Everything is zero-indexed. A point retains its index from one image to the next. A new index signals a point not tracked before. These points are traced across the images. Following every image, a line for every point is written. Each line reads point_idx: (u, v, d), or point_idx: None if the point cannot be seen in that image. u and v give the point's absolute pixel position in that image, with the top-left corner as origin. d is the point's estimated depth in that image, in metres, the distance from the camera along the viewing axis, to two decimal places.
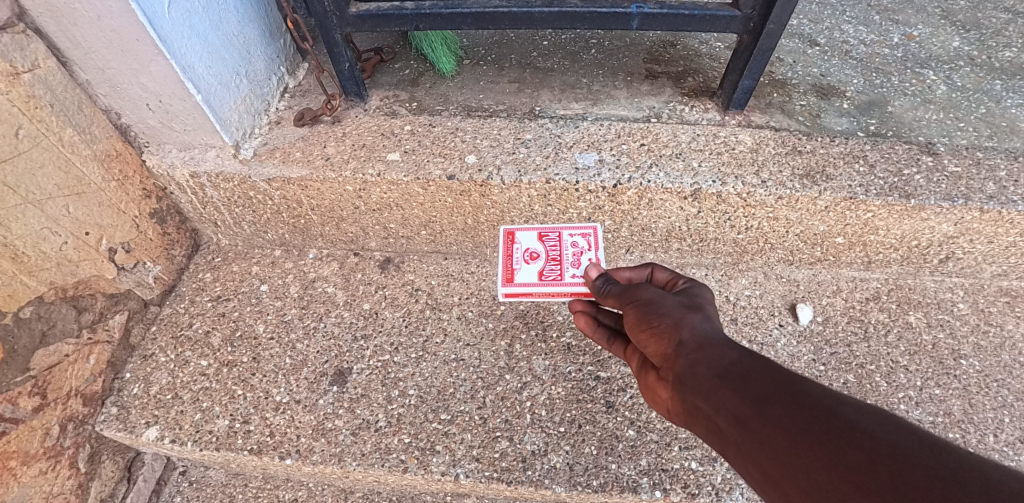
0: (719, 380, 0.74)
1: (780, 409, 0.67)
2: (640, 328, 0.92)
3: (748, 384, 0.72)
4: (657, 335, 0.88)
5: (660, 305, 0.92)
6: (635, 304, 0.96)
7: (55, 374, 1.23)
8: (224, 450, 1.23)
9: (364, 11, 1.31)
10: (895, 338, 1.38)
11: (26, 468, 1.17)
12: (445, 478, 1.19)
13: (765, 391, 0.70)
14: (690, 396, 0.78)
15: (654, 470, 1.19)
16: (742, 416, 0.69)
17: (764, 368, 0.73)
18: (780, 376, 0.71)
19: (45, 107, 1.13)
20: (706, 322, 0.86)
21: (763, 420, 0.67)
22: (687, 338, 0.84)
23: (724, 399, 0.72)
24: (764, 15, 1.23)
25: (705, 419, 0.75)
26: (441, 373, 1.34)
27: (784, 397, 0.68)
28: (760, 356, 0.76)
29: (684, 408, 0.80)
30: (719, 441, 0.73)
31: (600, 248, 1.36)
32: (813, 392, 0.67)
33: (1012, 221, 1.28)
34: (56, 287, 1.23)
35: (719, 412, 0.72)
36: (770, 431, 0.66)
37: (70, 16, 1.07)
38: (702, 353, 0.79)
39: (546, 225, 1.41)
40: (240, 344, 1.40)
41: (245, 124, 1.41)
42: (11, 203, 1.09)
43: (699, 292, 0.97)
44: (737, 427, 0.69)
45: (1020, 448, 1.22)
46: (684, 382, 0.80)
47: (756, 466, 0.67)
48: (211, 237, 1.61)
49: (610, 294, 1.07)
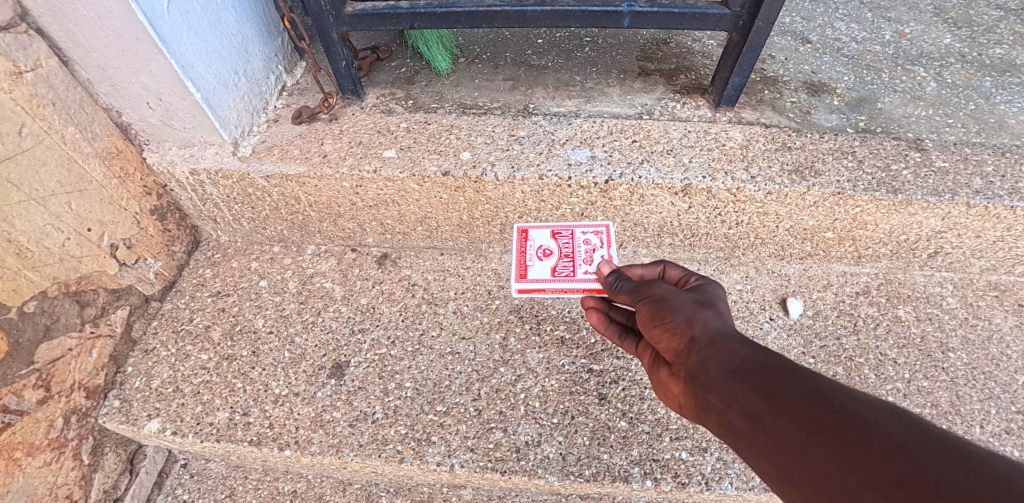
0: (732, 376, 0.77)
1: (792, 405, 0.69)
2: (652, 324, 0.95)
3: (760, 380, 0.74)
4: (669, 331, 0.91)
5: (672, 302, 0.94)
6: (648, 300, 0.99)
7: (58, 367, 1.25)
8: (224, 441, 1.26)
9: (360, 10, 1.34)
10: (883, 331, 1.40)
11: (31, 459, 1.20)
12: (440, 469, 1.21)
13: (777, 387, 0.72)
14: (702, 391, 0.80)
15: (645, 460, 1.21)
16: (754, 411, 0.72)
17: (776, 364, 0.75)
18: (792, 373, 0.73)
19: (47, 106, 1.15)
20: (718, 319, 0.88)
21: (774, 415, 0.69)
22: (698, 334, 0.86)
23: (736, 394, 0.74)
24: (752, 13, 1.26)
25: (717, 414, 0.78)
26: (437, 366, 1.36)
27: (795, 393, 0.70)
28: (772, 352, 0.78)
29: (696, 404, 0.83)
30: (731, 435, 0.76)
31: (611, 246, 1.43)
32: (824, 388, 0.69)
33: (999, 216, 1.30)
34: (59, 282, 1.26)
35: (731, 407, 0.75)
36: (781, 427, 0.68)
37: (71, 16, 1.09)
38: (715, 350, 0.82)
39: (560, 223, 1.47)
40: (240, 338, 1.42)
41: (243, 122, 1.44)
42: (14, 200, 1.12)
43: (712, 289, 0.98)
44: (749, 422, 0.72)
45: (1006, 439, 1.24)
46: (697, 378, 0.82)
47: (767, 459, 0.69)
48: (211, 234, 1.64)
49: (622, 290, 1.10)
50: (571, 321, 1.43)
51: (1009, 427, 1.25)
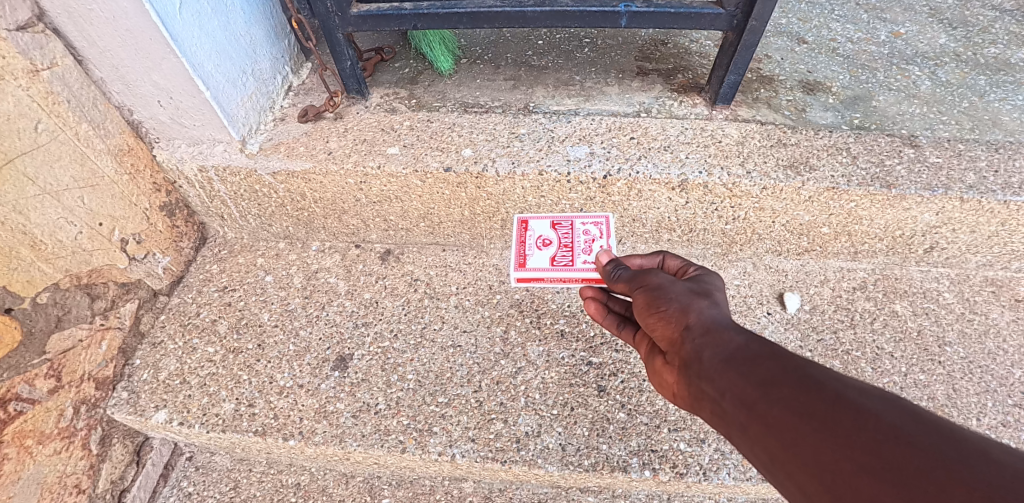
0: (726, 364, 0.75)
1: (786, 392, 0.67)
2: (648, 313, 0.94)
3: (754, 368, 0.72)
4: (665, 320, 0.90)
5: (668, 291, 0.94)
6: (646, 289, 0.98)
7: (69, 358, 1.29)
8: (230, 431, 1.29)
9: (365, 11, 1.37)
10: (880, 325, 1.42)
11: (41, 447, 1.23)
12: (442, 458, 1.23)
13: (770, 374, 0.70)
14: (696, 380, 0.79)
15: (643, 451, 1.23)
16: (748, 399, 0.70)
17: (770, 352, 0.74)
18: (786, 360, 0.72)
19: (62, 103, 1.19)
20: (714, 309, 0.87)
21: (768, 402, 0.67)
22: (694, 323, 0.85)
23: (730, 382, 0.73)
24: (747, 13, 1.29)
25: (710, 402, 0.76)
26: (439, 358, 1.39)
27: (789, 380, 0.68)
28: (767, 341, 0.77)
29: (689, 392, 0.81)
30: (723, 424, 0.73)
31: (612, 236, 1.37)
32: (818, 375, 0.68)
33: (993, 211, 1.32)
34: (71, 274, 1.30)
35: (724, 395, 0.73)
36: (776, 414, 0.66)
37: (87, 17, 1.14)
38: (710, 338, 0.80)
39: (559, 215, 1.44)
40: (246, 332, 1.45)
41: (251, 120, 1.47)
42: (29, 193, 1.16)
43: (710, 279, 0.98)
44: (743, 410, 0.70)
45: (1003, 431, 1.25)
46: (691, 367, 0.80)
47: (761, 448, 0.67)
48: (218, 230, 1.68)
49: (620, 279, 1.09)
50: (571, 315, 1.46)
51: (1005, 420, 1.26)
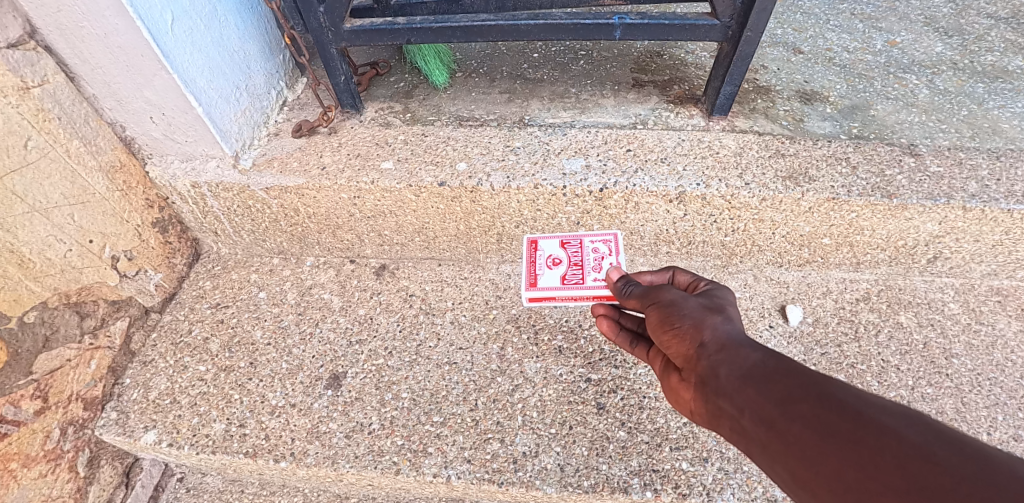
0: (744, 381, 0.72)
1: (806, 409, 0.63)
2: (661, 330, 0.89)
3: (772, 384, 0.69)
4: (678, 337, 0.86)
5: (681, 307, 0.89)
6: (656, 305, 0.93)
7: (57, 378, 1.26)
8: (220, 453, 1.25)
9: (358, 26, 1.37)
10: (885, 338, 1.38)
11: (26, 470, 1.19)
12: (436, 480, 1.20)
13: (790, 391, 0.66)
14: (713, 397, 0.75)
15: (644, 470, 1.19)
16: (769, 417, 0.66)
17: (789, 368, 0.70)
18: (804, 376, 0.68)
19: (53, 120, 1.19)
20: (728, 324, 0.83)
21: (788, 420, 0.64)
22: (708, 339, 0.81)
23: (750, 400, 0.69)
24: (741, 23, 1.28)
25: (729, 420, 0.73)
26: (433, 376, 1.36)
27: (808, 396, 0.64)
28: (784, 357, 0.73)
29: (707, 410, 0.77)
30: (744, 442, 0.70)
31: (622, 253, 1.32)
32: (838, 391, 0.64)
33: (996, 220, 1.29)
34: (60, 292, 1.28)
35: (743, 413, 0.70)
36: (797, 432, 0.62)
37: (78, 34, 1.13)
38: (726, 355, 0.77)
39: (568, 234, 1.39)
40: (238, 350, 1.42)
41: (244, 136, 1.47)
42: (17, 211, 1.15)
43: (721, 293, 0.94)
44: (763, 428, 0.66)
45: (1014, 446, 1.21)
46: (708, 384, 0.77)
47: (783, 466, 0.64)
48: (211, 246, 1.66)
49: (631, 294, 1.03)
50: (569, 330, 1.43)
51: (1016, 434, 1.22)
